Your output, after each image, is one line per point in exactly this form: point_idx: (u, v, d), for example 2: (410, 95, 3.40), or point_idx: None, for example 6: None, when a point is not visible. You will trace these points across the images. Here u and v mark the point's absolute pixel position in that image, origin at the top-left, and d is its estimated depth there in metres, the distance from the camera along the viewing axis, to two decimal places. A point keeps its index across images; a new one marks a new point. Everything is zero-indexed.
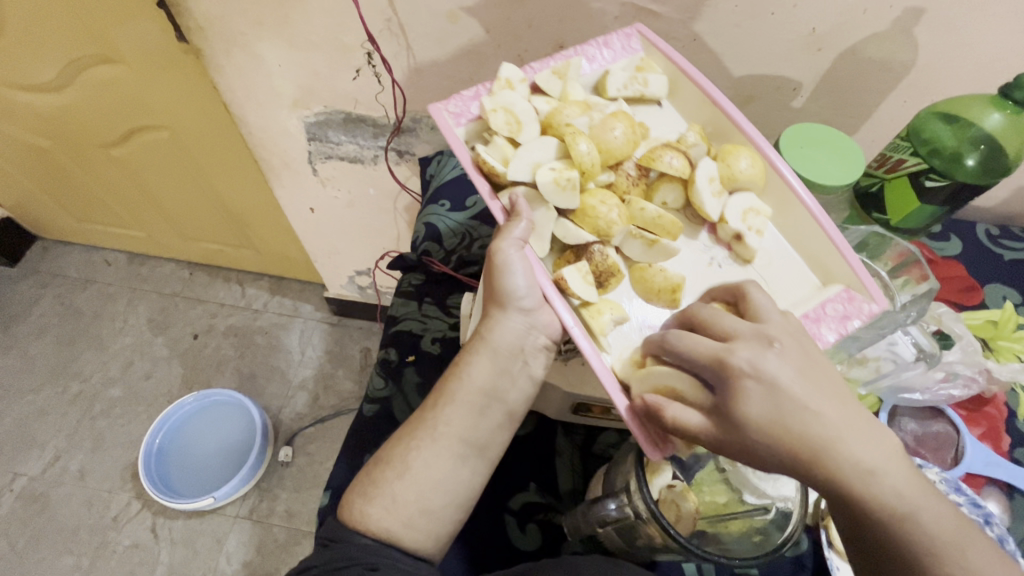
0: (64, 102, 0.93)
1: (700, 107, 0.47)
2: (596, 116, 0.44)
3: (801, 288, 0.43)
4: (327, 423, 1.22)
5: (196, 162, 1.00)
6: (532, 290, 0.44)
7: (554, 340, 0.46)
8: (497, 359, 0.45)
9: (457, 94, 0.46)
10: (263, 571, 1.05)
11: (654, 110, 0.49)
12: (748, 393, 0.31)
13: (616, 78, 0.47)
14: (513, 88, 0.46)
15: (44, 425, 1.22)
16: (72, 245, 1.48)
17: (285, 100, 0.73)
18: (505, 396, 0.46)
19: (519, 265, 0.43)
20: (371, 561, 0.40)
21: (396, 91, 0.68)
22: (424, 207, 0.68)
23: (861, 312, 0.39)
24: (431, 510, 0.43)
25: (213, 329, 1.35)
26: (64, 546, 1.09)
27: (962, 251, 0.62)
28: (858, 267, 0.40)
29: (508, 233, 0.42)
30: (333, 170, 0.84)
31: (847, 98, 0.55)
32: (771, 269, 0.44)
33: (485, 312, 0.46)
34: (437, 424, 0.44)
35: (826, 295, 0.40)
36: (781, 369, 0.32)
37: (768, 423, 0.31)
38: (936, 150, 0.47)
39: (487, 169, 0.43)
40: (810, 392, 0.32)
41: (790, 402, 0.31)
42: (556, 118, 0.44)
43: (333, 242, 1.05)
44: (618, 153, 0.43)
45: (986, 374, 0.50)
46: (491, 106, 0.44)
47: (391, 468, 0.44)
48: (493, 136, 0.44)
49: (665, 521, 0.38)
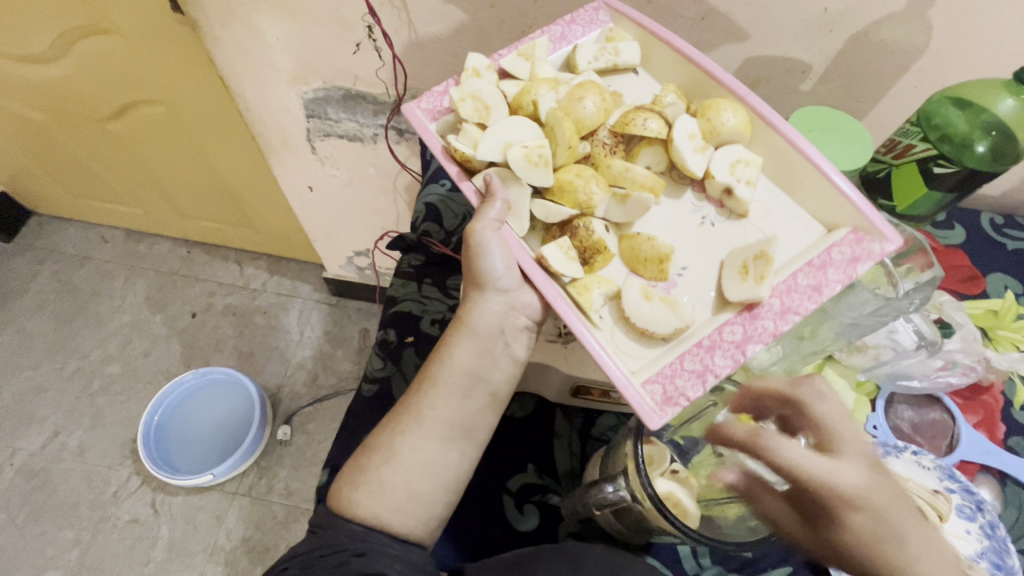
0: (57, 74, 0.91)
1: (675, 68, 0.46)
2: (563, 90, 0.44)
3: (803, 238, 0.41)
4: (326, 403, 1.23)
5: (193, 138, 0.99)
6: (510, 270, 0.44)
7: (534, 321, 0.46)
8: (477, 341, 0.45)
9: (428, 90, 0.47)
10: (263, 546, 1.07)
11: (630, 78, 0.48)
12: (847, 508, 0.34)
13: (585, 52, 0.47)
14: (481, 76, 0.46)
15: (44, 401, 1.23)
16: (68, 221, 1.46)
17: (283, 75, 0.71)
18: (488, 377, 0.45)
19: (497, 245, 0.43)
20: (358, 546, 0.40)
21: (397, 67, 0.67)
22: (425, 186, 0.68)
23: (871, 254, 0.37)
24: (420, 495, 0.43)
25: (212, 307, 1.34)
26: (65, 520, 1.10)
27: (966, 239, 0.61)
28: (862, 206, 0.38)
29: (483, 215, 0.42)
30: (332, 148, 0.82)
31: (857, 81, 0.54)
32: (770, 220, 0.42)
33: (465, 295, 0.47)
34: (423, 409, 0.44)
35: (830, 241, 0.39)
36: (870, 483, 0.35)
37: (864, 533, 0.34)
38: (946, 137, 0.46)
39: (458, 156, 0.43)
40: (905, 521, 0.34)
41: (889, 531, 0.34)
42: (524, 98, 0.44)
43: (333, 222, 1.04)
44: (590, 122, 0.43)
45: (984, 364, 0.50)
46: (459, 96, 0.44)
47: (379, 453, 0.44)
48: (464, 125, 0.44)
49: (664, 508, 0.38)
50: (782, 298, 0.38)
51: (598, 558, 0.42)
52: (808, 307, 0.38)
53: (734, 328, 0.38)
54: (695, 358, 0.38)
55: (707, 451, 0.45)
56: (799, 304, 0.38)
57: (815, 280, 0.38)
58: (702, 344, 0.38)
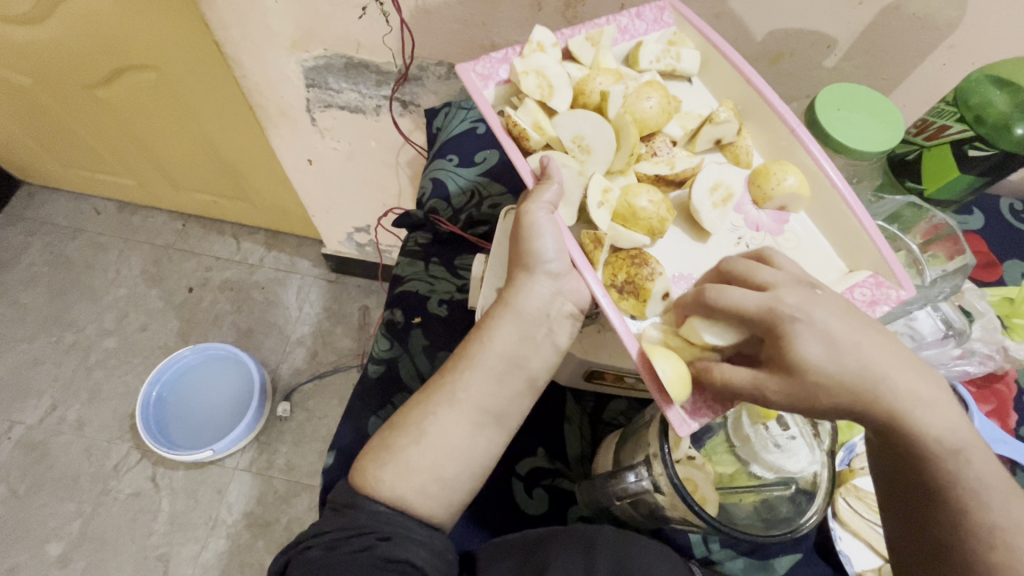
0: (43, 36, 0.86)
1: (730, 82, 0.44)
2: (629, 84, 0.43)
3: (825, 274, 0.40)
4: (325, 379, 1.22)
5: (186, 106, 0.95)
6: (561, 254, 0.42)
7: (580, 309, 0.44)
8: (521, 325, 0.43)
9: (486, 55, 0.45)
10: (264, 520, 1.08)
11: (685, 86, 0.46)
12: (801, 336, 0.31)
13: (649, 50, 0.45)
14: (546, 51, 0.44)
15: (39, 374, 1.21)
16: (59, 192, 1.43)
17: (282, 40, 0.68)
18: (527, 364, 0.44)
19: (549, 229, 0.41)
20: (383, 530, 0.40)
21: (404, 33, 0.64)
22: (431, 162, 0.65)
23: (889, 299, 0.37)
24: (445, 478, 0.42)
25: (209, 282, 1.32)
26: (65, 494, 1.10)
27: (985, 224, 0.60)
28: (890, 256, 0.37)
29: (538, 197, 0.40)
30: (333, 120, 0.79)
31: (885, 59, 0.52)
32: (800, 252, 0.41)
33: (510, 275, 0.44)
34: (455, 390, 0.43)
35: (854, 280, 0.38)
36: (828, 313, 0.32)
37: (824, 367, 0.31)
38: (981, 118, 0.44)
39: (517, 132, 0.41)
40: (854, 329, 0.32)
41: (838, 337, 0.32)
42: (588, 85, 0.43)
43: (333, 197, 1.01)
44: (652, 124, 0.42)
45: (1003, 353, 0.49)
46: (523, 68, 0.42)
47: (405, 434, 0.43)
48: (524, 100, 0.42)
49: (691, 498, 0.37)
50: None
51: (611, 541, 0.41)
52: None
53: None
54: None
55: (721, 438, 0.44)
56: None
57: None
58: None
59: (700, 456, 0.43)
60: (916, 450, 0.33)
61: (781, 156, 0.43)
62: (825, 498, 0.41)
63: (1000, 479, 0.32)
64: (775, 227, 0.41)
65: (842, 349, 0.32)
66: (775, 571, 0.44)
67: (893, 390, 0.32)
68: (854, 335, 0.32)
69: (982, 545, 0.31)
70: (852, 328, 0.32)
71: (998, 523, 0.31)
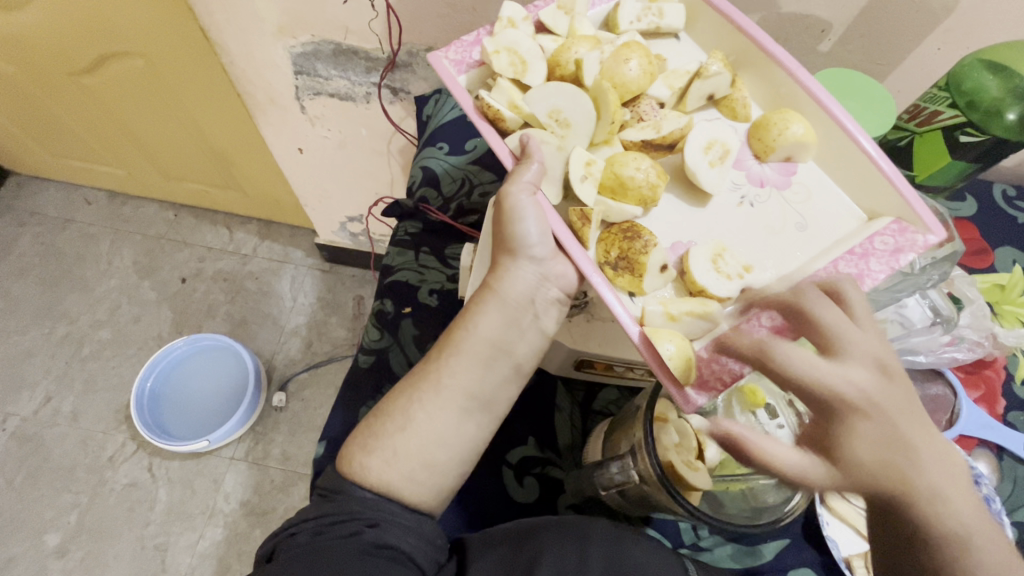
0: (24, 22, 0.84)
1: (719, 35, 0.44)
2: (606, 49, 0.42)
3: (843, 224, 0.40)
4: (320, 369, 1.22)
5: (174, 92, 0.93)
6: (545, 239, 0.42)
7: (566, 294, 0.45)
8: (506, 311, 0.44)
9: (457, 39, 0.44)
10: (261, 510, 1.08)
11: (672, 43, 0.46)
12: (855, 427, 0.28)
13: (627, 10, 0.44)
14: (516, 27, 0.43)
15: (33, 366, 1.21)
16: (48, 183, 1.41)
17: (269, 26, 0.66)
18: (513, 349, 0.44)
19: (531, 210, 0.41)
20: (370, 516, 0.40)
21: (391, 18, 0.62)
22: (421, 150, 0.64)
23: (914, 245, 0.36)
24: (434, 465, 0.42)
25: (203, 273, 1.31)
26: (62, 485, 1.10)
27: (977, 211, 0.60)
28: (912, 197, 0.37)
29: (519, 178, 0.40)
30: (323, 108, 0.78)
31: (877, 43, 0.51)
32: (812, 205, 0.40)
33: (495, 261, 0.45)
34: (441, 377, 0.43)
35: (872, 229, 0.37)
36: (892, 398, 0.29)
37: (876, 468, 0.27)
38: (973, 104, 0.43)
39: (492, 114, 0.41)
40: (915, 429, 0.29)
41: (900, 436, 0.28)
42: (563, 55, 0.42)
43: (325, 186, 1.00)
44: (634, 86, 0.41)
45: (991, 339, 0.49)
46: (494, 48, 0.42)
47: (393, 420, 0.43)
48: (498, 80, 0.42)
49: (674, 489, 0.37)
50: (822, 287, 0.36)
51: (604, 531, 0.42)
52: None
53: None
54: None
55: None
56: (843, 293, 0.35)
57: (858, 267, 0.36)
58: None
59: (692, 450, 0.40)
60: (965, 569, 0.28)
61: (781, 105, 0.42)
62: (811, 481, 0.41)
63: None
64: (781, 180, 0.41)
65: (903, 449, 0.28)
66: (762, 556, 0.45)
67: (946, 495, 0.28)
68: (911, 429, 0.29)
69: None
70: (915, 423, 0.29)
71: None
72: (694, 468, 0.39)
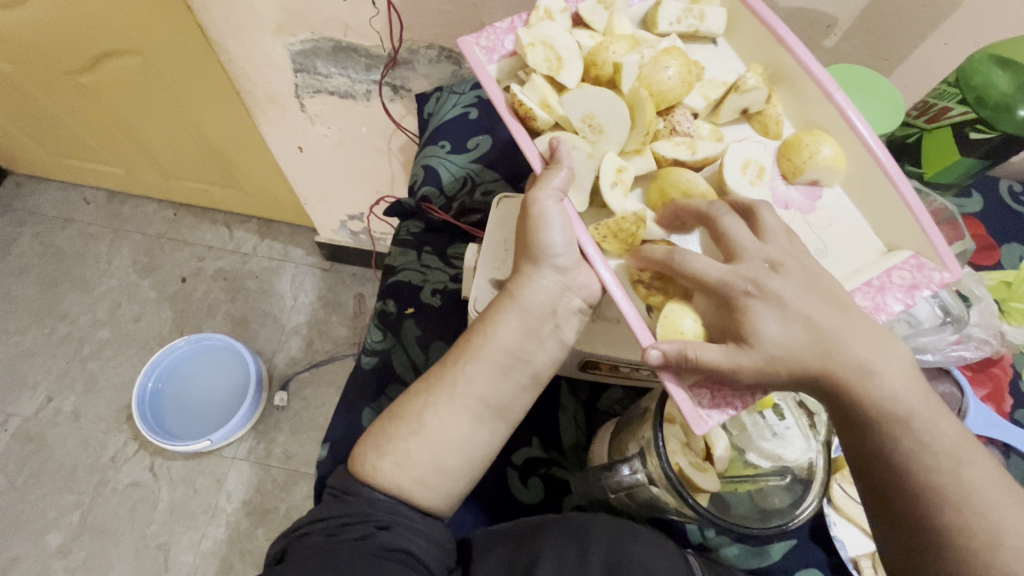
0: (20, 21, 0.84)
1: (759, 44, 0.43)
2: (646, 53, 0.41)
3: (861, 253, 0.39)
4: (321, 368, 1.22)
5: (171, 90, 0.93)
6: (570, 247, 0.41)
7: (589, 304, 0.44)
8: (526, 319, 0.43)
9: (490, 26, 0.43)
10: (263, 508, 1.08)
11: (708, 49, 0.45)
12: (755, 310, 0.33)
13: (668, 10, 0.43)
14: (554, 19, 0.43)
15: (33, 366, 1.21)
16: (47, 182, 1.41)
17: (268, 23, 0.66)
18: (531, 359, 0.43)
19: (558, 219, 0.40)
20: (382, 519, 0.40)
21: (392, 15, 0.62)
22: (423, 148, 0.64)
23: (930, 282, 0.36)
24: (445, 469, 0.42)
25: (202, 272, 1.31)
26: (64, 485, 1.10)
27: (983, 208, 0.59)
28: (931, 232, 0.36)
29: (547, 183, 0.39)
30: (323, 106, 0.77)
31: (884, 39, 0.51)
32: (833, 230, 0.40)
33: (516, 268, 0.44)
34: (455, 381, 0.43)
35: (891, 262, 0.37)
36: (788, 286, 0.34)
37: (779, 340, 0.33)
38: (982, 100, 0.43)
39: (524, 111, 0.40)
40: (815, 305, 0.34)
41: (794, 314, 0.33)
42: (600, 54, 0.41)
43: (325, 184, 1.00)
44: (671, 96, 0.40)
45: (999, 337, 0.49)
46: (529, 40, 0.40)
47: (405, 424, 0.43)
48: (531, 75, 0.41)
49: (686, 493, 0.37)
50: None
51: (606, 525, 0.42)
52: None
53: None
54: None
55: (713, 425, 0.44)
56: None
57: (873, 301, 0.37)
58: None
59: (699, 462, 0.40)
60: (863, 419, 0.34)
61: (814, 125, 0.42)
62: (823, 483, 0.41)
63: (956, 444, 0.33)
64: (806, 204, 0.41)
65: (798, 322, 0.33)
66: (770, 556, 0.44)
67: (849, 356, 0.33)
68: (824, 314, 0.33)
69: (934, 507, 0.32)
70: (815, 302, 0.34)
71: (943, 483, 0.32)
72: (704, 470, 0.40)
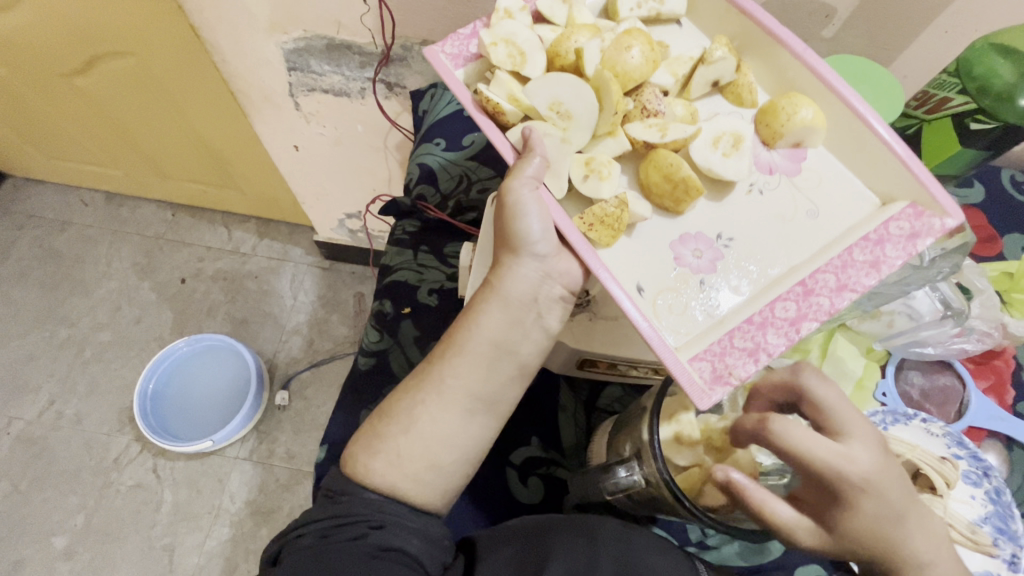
0: (11, 24, 0.83)
1: (723, 17, 0.43)
2: (607, 38, 0.41)
3: (857, 211, 0.39)
4: (322, 367, 1.22)
5: (166, 90, 0.92)
6: (547, 234, 0.41)
7: (571, 290, 0.43)
8: (508, 311, 0.43)
9: (453, 33, 0.43)
10: (267, 508, 1.08)
11: (673, 30, 0.44)
12: (856, 504, 0.30)
13: None
14: (514, 18, 0.42)
15: (36, 369, 1.21)
16: (45, 185, 1.41)
17: (260, 22, 0.65)
18: (517, 350, 0.43)
19: (534, 206, 0.40)
20: (375, 518, 0.39)
21: (384, 12, 0.61)
22: (418, 146, 0.63)
23: (931, 229, 0.35)
24: (438, 466, 0.42)
25: (202, 272, 1.31)
26: (68, 487, 1.10)
27: (986, 198, 0.58)
28: (926, 179, 0.36)
29: (520, 173, 0.39)
30: (318, 104, 0.76)
31: (884, 27, 0.50)
32: (821, 190, 0.39)
33: (497, 260, 0.44)
34: (444, 377, 0.42)
35: (888, 214, 0.36)
36: (892, 481, 0.31)
37: (860, 535, 0.31)
38: (983, 90, 0.42)
39: (492, 108, 0.39)
40: (906, 502, 0.31)
41: (892, 512, 0.31)
42: (563, 45, 0.41)
43: (322, 183, 0.99)
44: (637, 75, 0.40)
45: (1003, 330, 0.48)
46: (490, 40, 0.40)
47: (396, 421, 0.42)
48: (495, 72, 0.40)
49: (677, 490, 0.36)
50: (838, 273, 0.35)
51: (612, 530, 0.41)
52: (868, 283, 0.35)
53: (788, 304, 0.35)
54: (748, 336, 0.34)
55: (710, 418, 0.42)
56: (858, 280, 0.34)
57: (873, 254, 0.35)
58: (753, 321, 0.35)
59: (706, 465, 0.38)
60: None
61: (787, 90, 0.41)
62: None
63: None
64: (791, 167, 0.40)
65: (888, 520, 0.31)
66: (770, 554, 0.44)
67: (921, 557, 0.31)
68: (907, 506, 0.32)
69: None
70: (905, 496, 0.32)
71: None
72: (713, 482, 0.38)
